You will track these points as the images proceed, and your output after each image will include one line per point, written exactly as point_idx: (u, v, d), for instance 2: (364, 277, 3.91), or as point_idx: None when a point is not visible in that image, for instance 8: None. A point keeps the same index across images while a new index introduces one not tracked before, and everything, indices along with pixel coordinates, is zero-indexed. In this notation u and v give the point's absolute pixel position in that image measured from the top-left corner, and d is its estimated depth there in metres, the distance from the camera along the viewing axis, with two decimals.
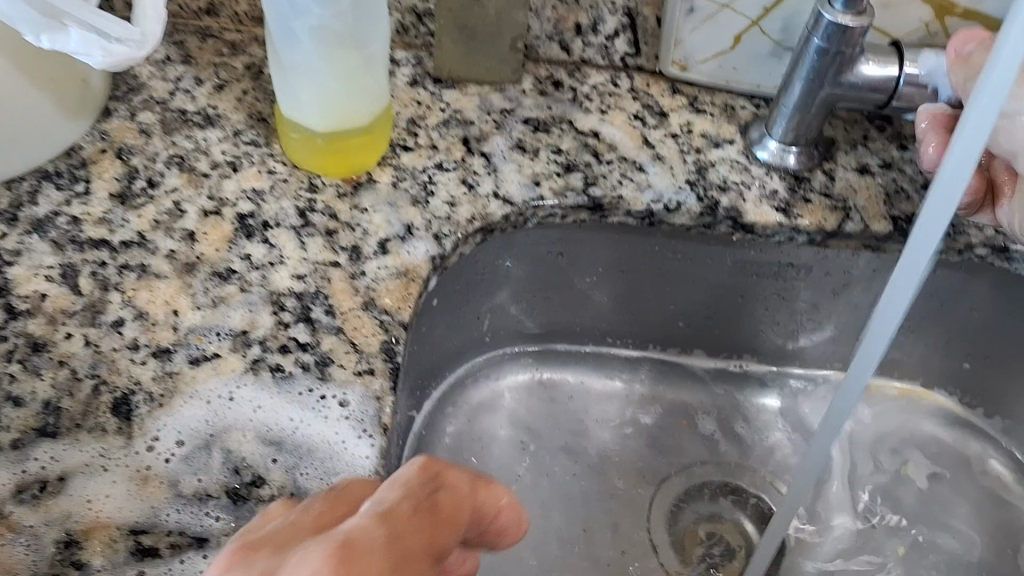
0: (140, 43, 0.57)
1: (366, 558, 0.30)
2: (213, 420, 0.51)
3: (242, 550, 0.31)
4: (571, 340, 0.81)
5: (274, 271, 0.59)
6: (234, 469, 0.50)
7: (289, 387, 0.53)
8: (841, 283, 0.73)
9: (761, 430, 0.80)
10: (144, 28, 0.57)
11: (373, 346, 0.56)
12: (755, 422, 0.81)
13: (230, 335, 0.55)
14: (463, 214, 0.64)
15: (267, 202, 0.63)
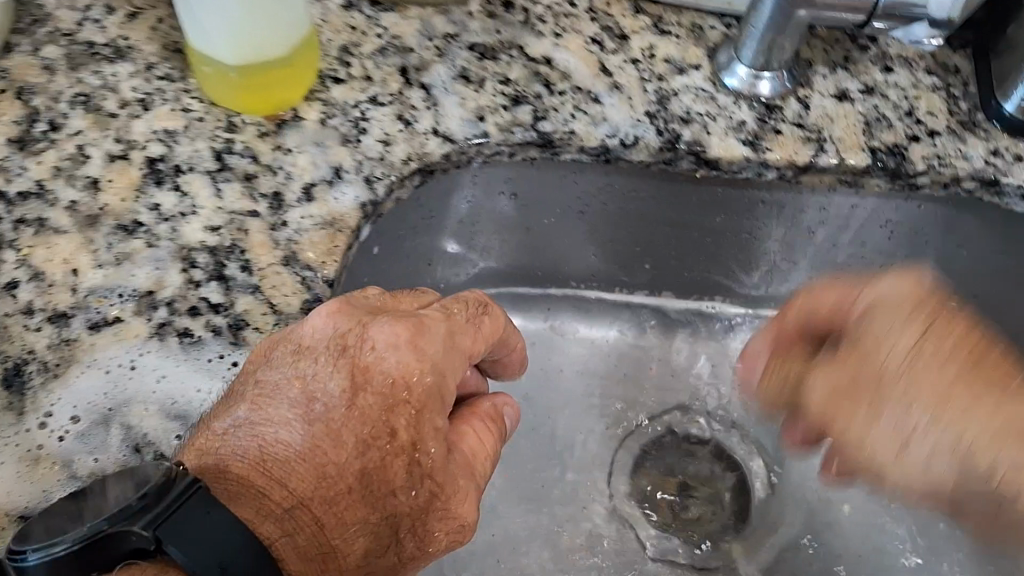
0: None
1: (429, 340, 0.45)
2: (112, 393, 0.48)
3: (350, 300, 0.46)
4: (533, 283, 0.76)
5: (185, 223, 0.54)
6: (133, 446, 0.46)
7: (198, 353, 0.49)
8: (818, 221, 0.68)
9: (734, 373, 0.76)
10: None
11: (293, 306, 0.51)
12: (727, 367, 0.76)
13: (134, 296, 0.51)
14: (398, 153, 0.58)
15: (180, 144, 0.57)
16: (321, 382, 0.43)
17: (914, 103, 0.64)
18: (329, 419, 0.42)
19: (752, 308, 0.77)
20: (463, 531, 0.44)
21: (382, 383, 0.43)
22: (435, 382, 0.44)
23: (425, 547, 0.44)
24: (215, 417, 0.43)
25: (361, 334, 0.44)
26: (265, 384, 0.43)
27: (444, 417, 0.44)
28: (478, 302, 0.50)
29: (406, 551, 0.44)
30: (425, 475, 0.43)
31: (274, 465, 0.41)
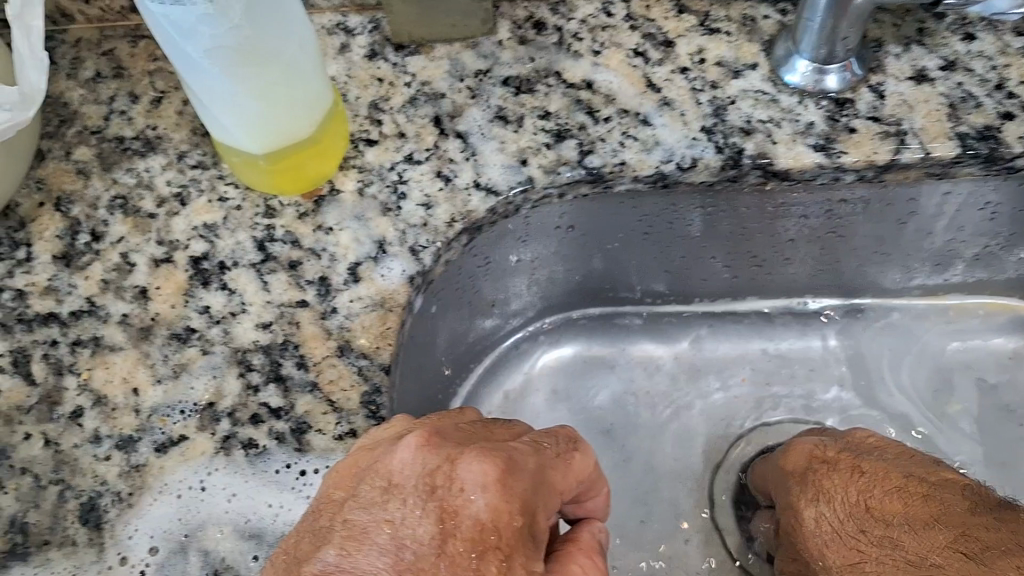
0: (24, 103, 0.50)
1: (519, 480, 0.40)
2: (187, 516, 0.47)
3: (440, 430, 0.43)
4: (605, 304, 0.72)
5: (236, 323, 0.52)
6: (213, 573, 0.46)
7: (263, 465, 0.48)
8: (907, 213, 0.61)
9: (841, 372, 0.71)
10: (26, 84, 0.51)
11: (353, 401, 0.50)
12: (824, 368, 0.71)
13: (196, 411, 0.50)
14: (441, 216, 0.56)
15: (221, 237, 0.56)
16: (409, 527, 0.39)
17: (1003, 73, 0.58)
18: (419, 567, 0.38)
19: (848, 301, 0.71)
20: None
21: (471, 528, 0.38)
22: (528, 523, 0.40)
23: None
24: (303, 560, 0.39)
25: (450, 472, 0.40)
26: (353, 526, 0.39)
27: (539, 560, 0.40)
28: (567, 438, 0.45)
29: None
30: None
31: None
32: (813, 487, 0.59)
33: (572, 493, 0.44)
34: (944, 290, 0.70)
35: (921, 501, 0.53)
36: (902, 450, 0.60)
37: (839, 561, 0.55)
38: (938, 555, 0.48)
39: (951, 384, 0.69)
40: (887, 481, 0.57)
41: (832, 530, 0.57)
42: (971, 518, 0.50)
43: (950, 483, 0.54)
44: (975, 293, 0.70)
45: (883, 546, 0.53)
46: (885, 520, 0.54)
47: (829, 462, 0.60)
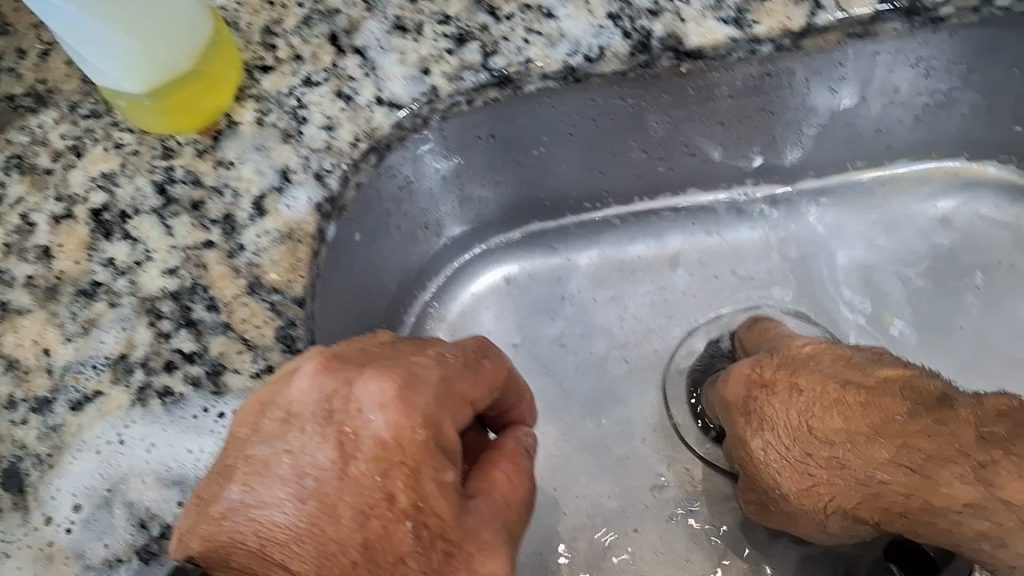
0: None
1: (420, 394, 0.40)
2: (108, 472, 0.46)
3: (339, 352, 0.42)
4: (545, 216, 0.70)
5: (142, 271, 0.51)
6: (139, 523, 0.45)
7: (180, 412, 0.47)
8: (838, 79, 0.59)
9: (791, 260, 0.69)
10: None
11: (268, 337, 0.48)
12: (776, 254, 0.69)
13: (108, 364, 0.48)
14: (344, 136, 0.53)
15: (120, 185, 0.54)
16: (309, 455, 0.38)
17: None
18: (323, 493, 0.38)
19: (790, 187, 0.69)
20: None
21: (372, 448, 0.39)
22: (435, 435, 0.40)
23: None
24: (211, 496, 0.39)
25: (347, 395, 0.39)
26: (255, 461, 0.39)
27: (450, 469, 0.40)
28: (478, 348, 0.45)
29: None
30: (437, 537, 0.39)
31: (272, 548, 0.37)
32: (754, 412, 0.59)
33: (487, 402, 0.44)
34: (889, 160, 0.68)
35: (861, 413, 0.56)
36: (833, 354, 0.60)
37: (794, 487, 0.57)
38: (885, 471, 0.54)
39: (905, 255, 0.68)
40: (828, 397, 0.58)
41: (780, 457, 0.57)
42: (905, 423, 0.54)
43: (885, 382, 0.56)
44: (924, 157, 0.68)
45: (833, 468, 0.56)
46: (829, 441, 0.56)
47: (766, 386, 0.60)
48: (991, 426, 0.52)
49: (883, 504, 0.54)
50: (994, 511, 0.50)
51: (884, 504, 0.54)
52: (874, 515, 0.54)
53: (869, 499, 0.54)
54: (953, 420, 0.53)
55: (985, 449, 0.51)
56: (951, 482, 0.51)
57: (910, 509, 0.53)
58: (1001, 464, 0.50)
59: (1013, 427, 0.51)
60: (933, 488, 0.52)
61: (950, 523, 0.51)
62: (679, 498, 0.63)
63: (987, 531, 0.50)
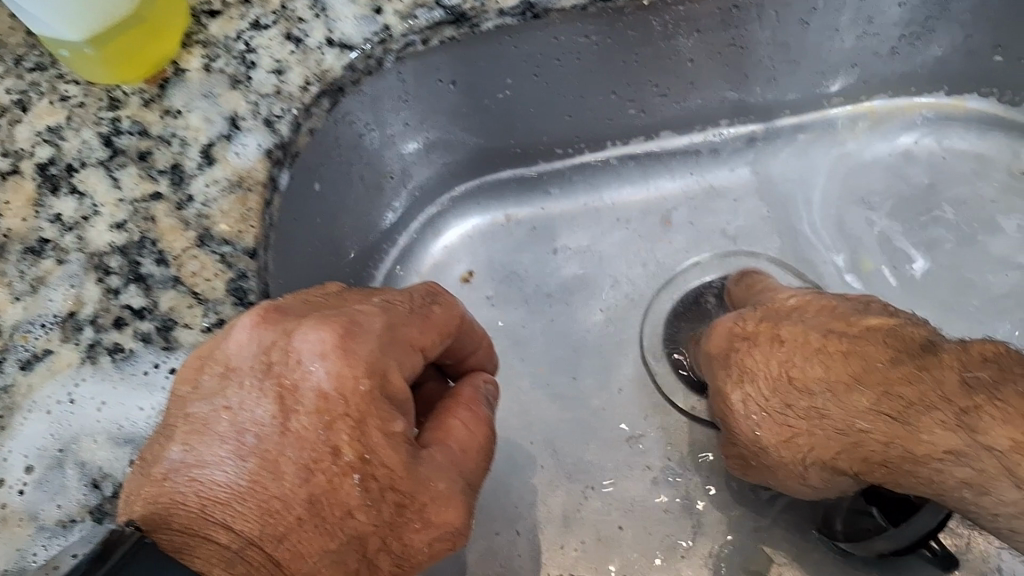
0: None
1: (363, 343, 0.38)
2: (60, 432, 0.45)
3: (279, 304, 0.40)
4: (516, 163, 0.68)
5: (90, 227, 0.49)
6: (92, 483, 0.43)
7: (130, 369, 0.46)
8: (808, 8, 0.56)
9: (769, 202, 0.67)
10: None
11: (219, 290, 0.47)
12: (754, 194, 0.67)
13: (58, 322, 0.47)
14: (294, 80, 0.51)
15: (66, 138, 0.51)
16: (248, 410, 0.37)
17: None
18: (264, 450, 0.36)
19: (765, 126, 0.67)
20: (454, 538, 0.40)
21: (314, 401, 0.37)
22: (380, 384, 0.38)
23: (403, 562, 0.39)
24: (152, 458, 0.37)
25: (286, 346, 0.38)
26: (193, 419, 0.37)
27: (399, 420, 0.38)
28: (427, 294, 0.44)
29: (383, 567, 0.39)
30: (386, 489, 0.38)
31: (214, 508, 0.36)
32: (736, 365, 0.57)
33: (438, 350, 0.43)
34: (866, 95, 0.66)
35: (843, 362, 0.53)
36: (818, 307, 0.57)
37: (774, 439, 0.54)
38: (866, 420, 0.50)
39: (885, 194, 0.65)
40: (810, 347, 0.55)
41: (761, 409, 0.55)
42: (887, 370, 0.51)
43: (869, 332, 0.53)
44: (900, 93, 0.66)
45: (812, 419, 0.53)
46: (810, 390, 0.53)
47: (748, 338, 0.58)
48: (977, 371, 0.48)
49: (863, 454, 0.50)
50: (974, 456, 0.45)
51: (864, 454, 0.50)
52: (853, 466, 0.51)
53: (850, 449, 0.51)
54: (937, 365, 0.49)
55: (969, 394, 0.47)
56: (932, 430, 0.47)
57: (890, 459, 0.49)
58: (984, 411, 0.46)
59: (999, 372, 0.47)
60: (913, 435, 0.48)
61: (930, 472, 0.47)
62: (657, 448, 0.61)
63: (970, 480, 0.46)
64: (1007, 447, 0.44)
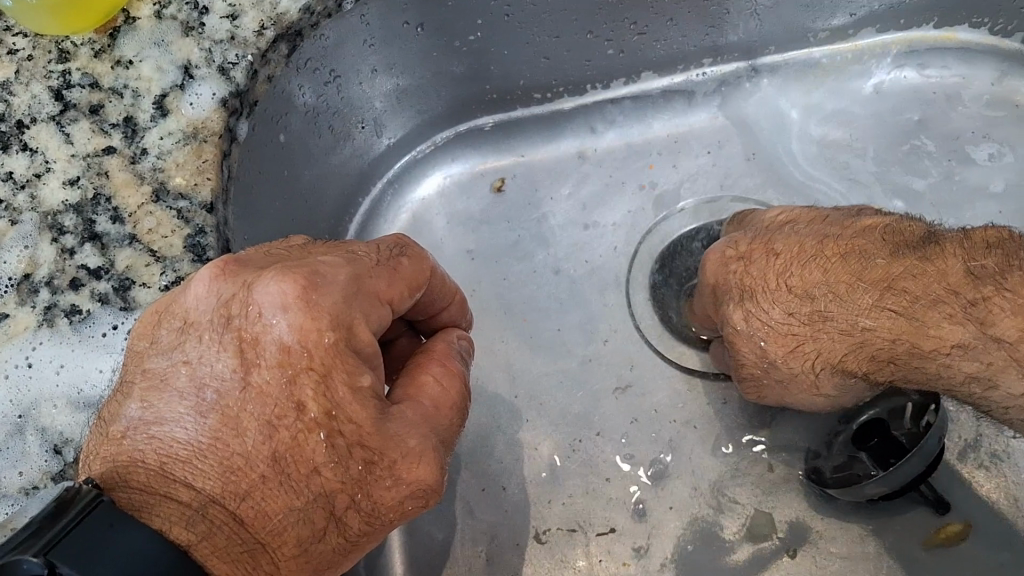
0: None
1: (327, 294, 0.35)
2: (18, 397, 0.44)
3: (238, 256, 0.38)
4: (494, 108, 0.65)
5: (43, 185, 0.47)
6: (53, 449, 0.42)
7: (90, 331, 0.44)
8: None
9: (760, 144, 0.64)
10: None
11: (176, 247, 0.46)
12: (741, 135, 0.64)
13: (12, 285, 0.45)
14: (249, 25, 0.49)
15: (15, 94, 0.48)
16: (207, 364, 0.35)
17: None
18: (225, 405, 0.34)
19: (750, 64, 0.64)
20: (428, 495, 0.37)
21: (275, 353, 0.35)
22: (345, 337, 0.35)
23: (374, 520, 0.36)
24: (111, 419, 0.36)
25: (245, 298, 0.35)
26: (152, 374, 0.36)
27: (367, 373, 0.36)
28: (395, 246, 0.41)
29: (353, 528, 0.36)
30: (353, 445, 0.35)
31: (174, 465, 0.34)
32: (736, 286, 0.53)
33: (408, 304, 0.40)
34: (854, 29, 0.64)
35: (841, 263, 0.50)
36: (808, 216, 0.55)
37: (781, 351, 0.51)
38: (870, 317, 0.48)
39: (876, 133, 0.63)
40: (805, 255, 0.52)
41: (767, 325, 0.51)
42: (887, 265, 0.49)
43: (864, 230, 0.51)
44: (890, 26, 0.64)
45: (817, 324, 0.50)
46: (810, 295, 0.51)
47: (743, 258, 0.53)
48: (981, 258, 0.47)
49: (870, 353, 0.49)
50: (984, 349, 0.45)
51: (872, 353, 0.49)
52: (862, 367, 0.49)
53: (856, 350, 0.49)
54: (940, 256, 0.48)
55: (974, 285, 0.46)
56: (940, 325, 0.47)
57: (900, 354, 0.48)
58: (993, 301, 0.45)
59: (1003, 259, 0.47)
60: (920, 329, 0.47)
61: (940, 367, 0.47)
62: (644, 399, 0.59)
63: (978, 373, 0.46)
64: (1018, 338, 0.44)
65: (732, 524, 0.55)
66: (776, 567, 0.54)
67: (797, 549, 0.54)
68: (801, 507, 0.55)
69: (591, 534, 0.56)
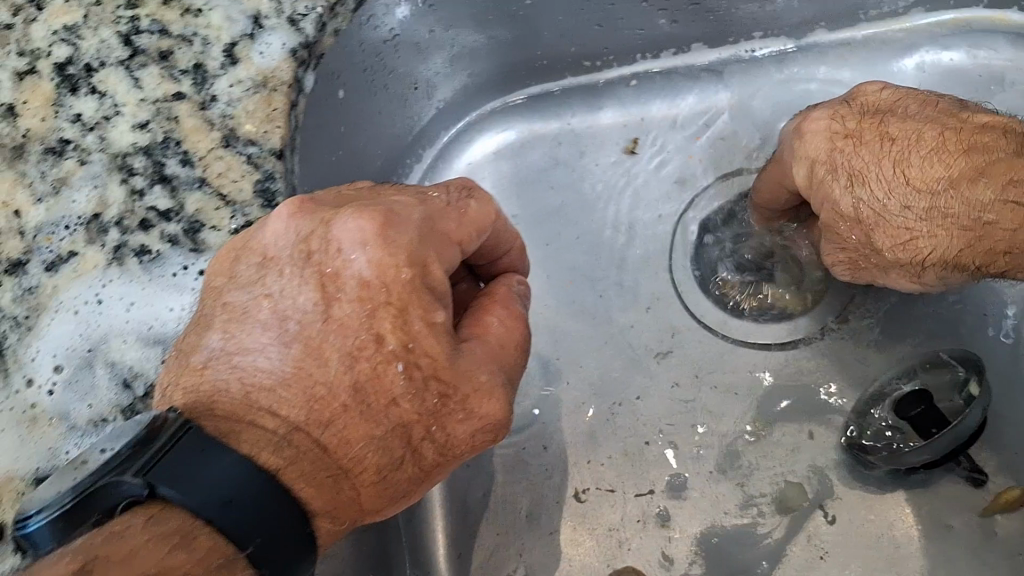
0: None
1: (403, 232, 0.36)
2: (88, 333, 0.45)
3: (313, 196, 0.38)
4: (543, 77, 0.66)
5: (112, 127, 0.47)
6: (123, 383, 0.43)
7: (160, 271, 0.45)
8: None
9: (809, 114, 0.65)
10: None
11: (245, 192, 0.46)
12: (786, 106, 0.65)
13: (82, 224, 0.46)
14: None
15: (84, 37, 0.49)
16: (290, 298, 0.35)
17: None
18: (307, 336, 0.35)
19: (798, 42, 0.65)
20: (497, 430, 0.38)
21: (355, 288, 0.35)
22: (421, 273, 0.36)
23: (447, 451, 0.37)
24: (190, 350, 0.36)
25: (325, 235, 0.36)
26: (232, 307, 0.36)
27: (440, 310, 0.36)
28: (462, 188, 0.41)
29: (426, 458, 0.37)
30: (429, 378, 0.36)
31: (259, 394, 0.35)
32: (841, 169, 0.50)
33: (475, 245, 0.40)
34: (905, 9, 0.64)
35: (965, 157, 0.49)
36: (915, 98, 0.53)
37: (891, 240, 0.50)
38: (992, 211, 0.47)
39: None
40: (924, 144, 0.50)
41: (876, 212, 0.50)
42: (1011, 162, 0.48)
43: (983, 127, 0.50)
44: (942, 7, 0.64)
45: (934, 218, 0.48)
46: (931, 189, 0.49)
47: (851, 137, 0.51)
48: None
49: (986, 246, 0.48)
50: None
51: (988, 246, 0.48)
52: (977, 260, 0.48)
53: (973, 241, 0.48)
54: None
55: None
56: None
57: (1017, 245, 0.47)
58: None
59: None
60: None
61: None
62: (684, 365, 0.60)
63: None
64: None
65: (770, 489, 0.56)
66: (812, 531, 0.55)
67: (835, 515, 0.55)
68: (837, 474, 0.56)
69: (631, 495, 0.57)
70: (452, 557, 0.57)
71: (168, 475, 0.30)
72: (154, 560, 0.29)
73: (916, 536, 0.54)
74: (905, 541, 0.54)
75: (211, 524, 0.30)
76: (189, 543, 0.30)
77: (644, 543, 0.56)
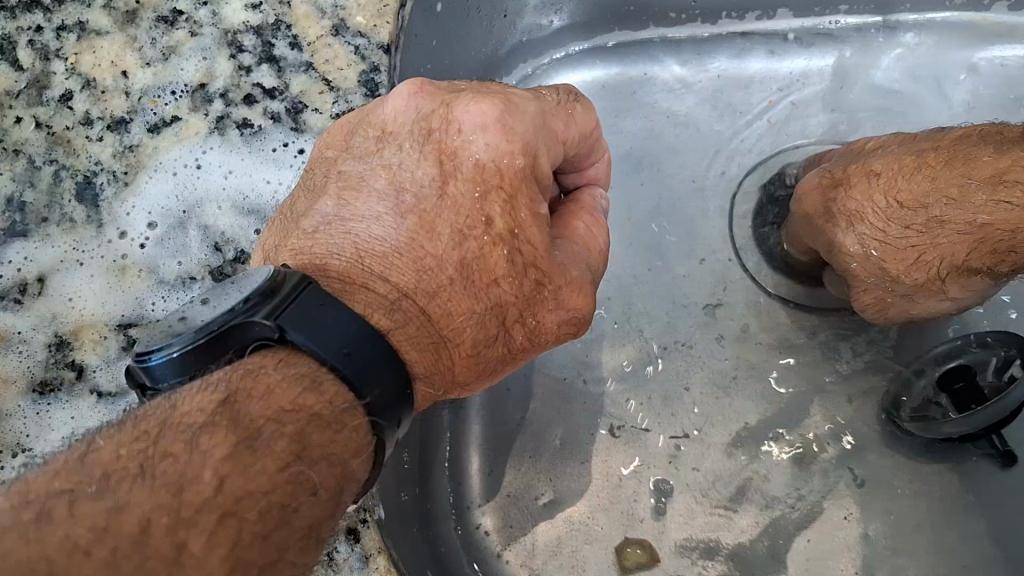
0: None
1: (520, 121, 0.37)
2: (183, 194, 0.46)
3: (433, 79, 0.40)
4: (629, 21, 0.68)
5: (224, 3, 0.48)
6: (213, 246, 0.45)
7: (260, 144, 0.47)
8: None
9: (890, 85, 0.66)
10: None
11: (350, 81, 0.48)
12: (865, 79, 0.67)
13: (188, 92, 0.47)
14: None
15: None
16: (408, 171, 0.37)
17: None
18: (423, 209, 0.37)
19: (883, 18, 0.67)
20: (579, 325, 0.40)
21: (471, 169, 0.37)
22: (532, 164, 0.38)
23: (535, 337, 0.39)
24: (302, 212, 0.38)
25: (446, 114, 0.38)
26: (348, 176, 0.38)
27: (543, 202, 0.38)
28: (568, 95, 0.42)
29: (516, 340, 0.39)
30: (529, 265, 0.38)
31: (371, 259, 0.36)
32: (839, 212, 0.55)
33: (574, 148, 0.42)
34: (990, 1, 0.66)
35: (946, 167, 0.53)
36: (896, 138, 0.57)
37: (902, 268, 0.54)
38: (988, 213, 0.51)
39: (991, 106, 0.65)
40: (907, 169, 0.54)
41: (880, 240, 0.54)
42: (994, 162, 0.51)
43: (957, 139, 0.54)
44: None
45: (934, 230, 0.53)
46: (923, 204, 0.53)
47: (840, 184, 0.56)
48: None
49: (992, 246, 0.52)
50: None
51: (993, 245, 0.52)
52: (985, 261, 0.52)
53: (979, 245, 0.52)
54: None
55: None
56: None
57: (1019, 243, 0.51)
58: None
59: None
60: None
61: None
62: (733, 320, 0.62)
63: None
64: None
65: (802, 447, 0.58)
66: (840, 490, 0.57)
67: (864, 479, 0.58)
68: (867, 439, 0.58)
69: (665, 436, 0.59)
70: (483, 473, 0.59)
71: (298, 321, 0.33)
72: (288, 398, 0.32)
73: (939, 503, 0.57)
74: (927, 507, 0.57)
75: (335, 369, 0.33)
76: (318, 386, 0.33)
77: (679, 483, 0.58)
